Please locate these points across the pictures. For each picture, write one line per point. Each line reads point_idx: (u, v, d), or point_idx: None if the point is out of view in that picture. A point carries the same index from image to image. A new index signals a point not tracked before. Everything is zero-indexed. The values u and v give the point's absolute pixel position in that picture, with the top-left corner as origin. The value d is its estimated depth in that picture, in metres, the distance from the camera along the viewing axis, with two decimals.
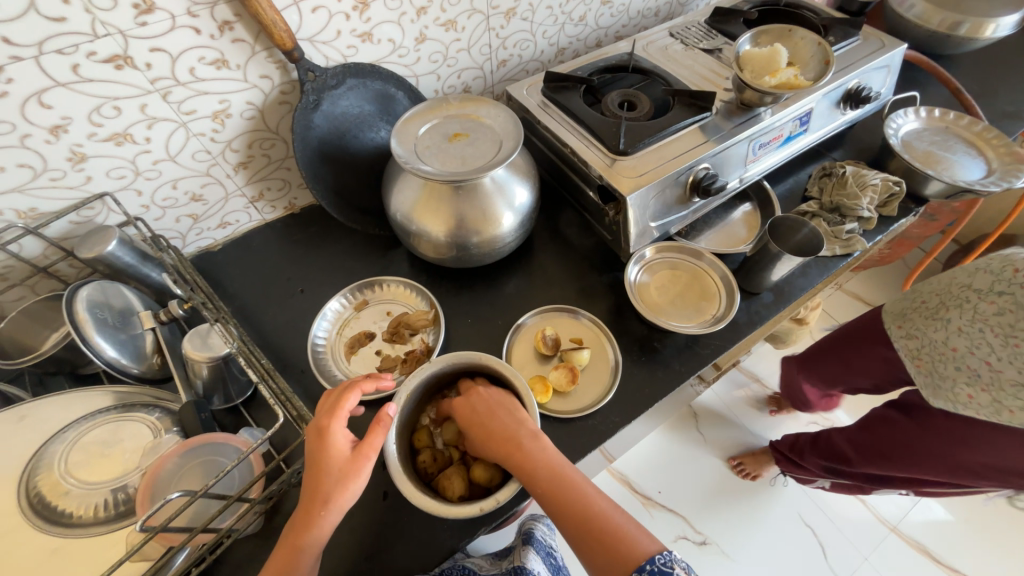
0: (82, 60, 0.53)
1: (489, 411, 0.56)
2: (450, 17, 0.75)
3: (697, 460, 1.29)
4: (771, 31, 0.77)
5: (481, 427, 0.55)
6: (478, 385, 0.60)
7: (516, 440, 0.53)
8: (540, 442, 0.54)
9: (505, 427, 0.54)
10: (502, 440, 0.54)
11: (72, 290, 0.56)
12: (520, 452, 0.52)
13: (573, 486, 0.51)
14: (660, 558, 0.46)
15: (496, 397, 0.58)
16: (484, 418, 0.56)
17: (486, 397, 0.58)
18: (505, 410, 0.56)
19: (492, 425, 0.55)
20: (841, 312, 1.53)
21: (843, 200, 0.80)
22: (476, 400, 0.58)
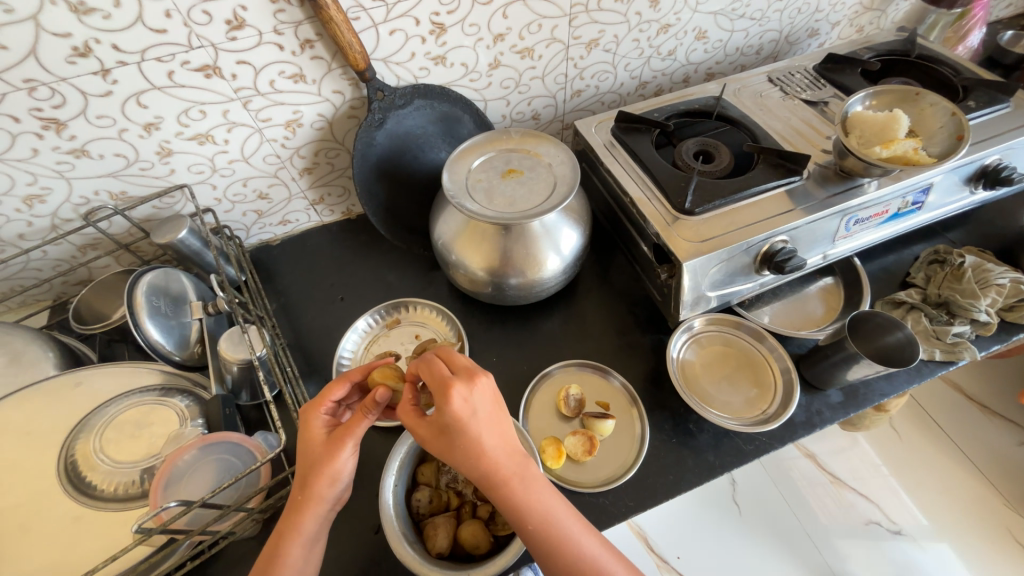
0: (177, 68, 0.57)
1: (468, 435, 0.43)
2: (528, 45, 0.73)
3: (729, 534, 1.15)
4: (894, 91, 0.66)
5: (456, 453, 0.43)
6: (454, 387, 0.42)
7: (500, 477, 0.43)
8: (528, 479, 0.44)
9: (488, 459, 0.43)
10: (484, 473, 0.43)
11: (139, 274, 0.62)
12: (504, 493, 0.43)
13: (565, 544, 0.42)
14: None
15: (479, 411, 0.43)
16: (461, 444, 0.43)
17: (467, 412, 0.43)
18: (489, 429, 0.43)
19: (472, 451, 0.42)
20: (933, 404, 1.31)
21: (954, 296, 0.67)
22: (450, 417, 0.42)
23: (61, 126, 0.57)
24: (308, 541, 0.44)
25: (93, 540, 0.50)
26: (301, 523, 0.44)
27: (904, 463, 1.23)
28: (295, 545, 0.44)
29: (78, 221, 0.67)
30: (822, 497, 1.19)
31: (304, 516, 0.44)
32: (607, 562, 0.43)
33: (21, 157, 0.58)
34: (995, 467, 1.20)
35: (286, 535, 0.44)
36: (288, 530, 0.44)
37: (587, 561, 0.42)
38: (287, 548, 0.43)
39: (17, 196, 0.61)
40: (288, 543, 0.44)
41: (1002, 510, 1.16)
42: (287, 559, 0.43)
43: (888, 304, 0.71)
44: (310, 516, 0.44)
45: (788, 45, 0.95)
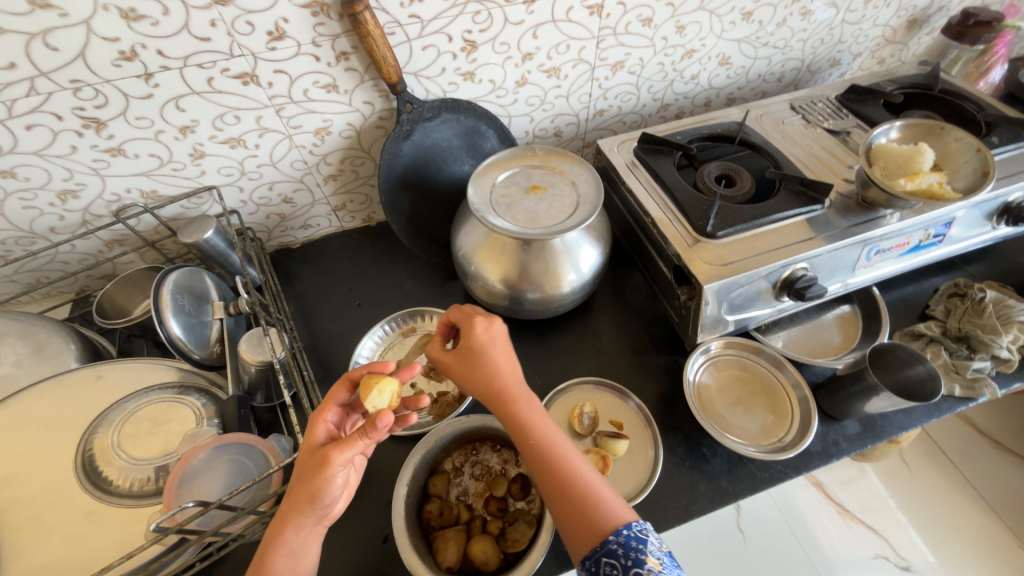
0: (216, 74, 0.59)
1: (486, 356, 0.51)
2: (555, 64, 0.74)
3: (734, 563, 1.12)
4: (919, 124, 0.67)
5: (475, 373, 0.51)
6: (477, 318, 0.53)
7: (508, 394, 0.49)
8: (531, 401, 0.50)
9: (500, 379, 0.50)
10: (495, 390, 0.50)
11: (165, 273, 0.63)
12: (509, 409, 0.49)
13: (557, 458, 0.46)
14: (637, 525, 0.43)
15: (497, 341, 0.52)
16: (479, 365, 0.51)
17: (487, 339, 0.52)
18: (503, 356, 0.52)
19: (488, 370, 0.51)
20: (945, 438, 1.29)
21: (974, 330, 0.67)
22: (473, 342, 0.52)
23: (101, 125, 0.59)
24: (294, 551, 0.43)
25: (106, 535, 0.50)
26: (286, 533, 0.42)
27: (914, 497, 1.21)
28: (281, 554, 0.42)
29: (108, 218, 0.69)
30: (829, 528, 1.16)
31: (288, 526, 0.42)
32: (595, 480, 0.46)
33: (60, 154, 0.60)
34: (1008, 506, 1.18)
35: (272, 545, 0.42)
36: (273, 542, 0.42)
37: (576, 474, 0.46)
38: (274, 558, 0.42)
39: (52, 191, 0.63)
40: (273, 555, 0.42)
41: (1015, 551, 1.13)
42: (274, 568, 0.41)
43: (908, 336, 0.71)
44: (292, 528, 0.42)
45: (810, 74, 0.96)
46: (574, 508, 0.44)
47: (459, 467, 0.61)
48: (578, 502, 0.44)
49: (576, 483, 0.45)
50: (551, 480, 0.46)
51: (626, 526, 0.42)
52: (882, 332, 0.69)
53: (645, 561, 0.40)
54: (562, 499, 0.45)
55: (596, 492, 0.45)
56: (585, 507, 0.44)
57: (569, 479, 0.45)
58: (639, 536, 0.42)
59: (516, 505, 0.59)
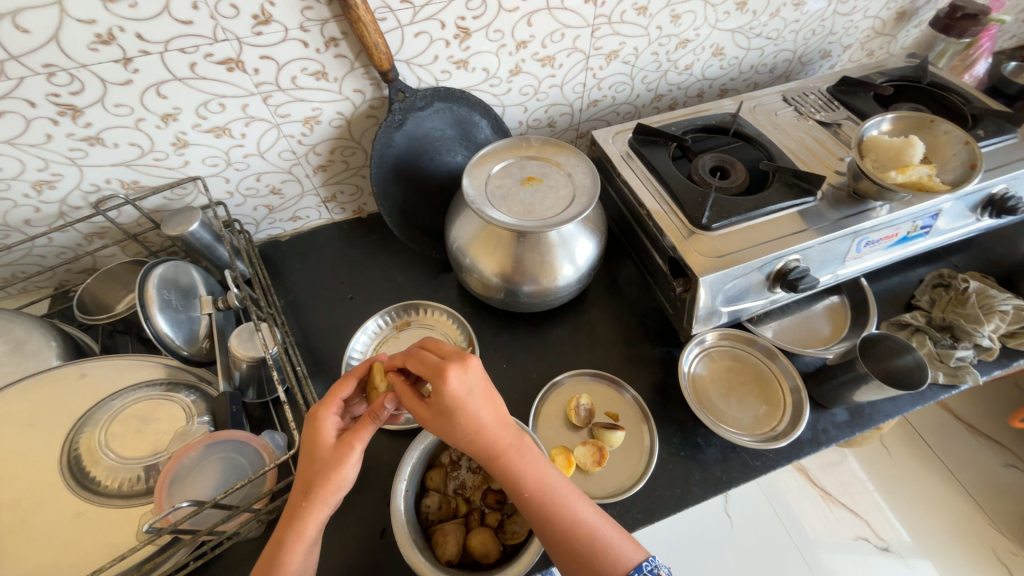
0: (200, 60, 0.57)
1: (465, 414, 0.45)
2: (550, 53, 0.73)
3: (721, 546, 1.15)
4: (910, 117, 0.68)
5: (456, 431, 0.46)
6: (449, 369, 0.44)
7: (497, 449, 0.47)
8: (521, 449, 0.48)
9: (484, 435, 0.46)
10: (482, 448, 0.47)
11: (149, 266, 0.61)
12: (500, 464, 0.47)
13: (558, 508, 0.46)
14: (646, 565, 0.44)
15: (475, 392, 0.46)
16: (460, 423, 0.45)
17: (462, 394, 0.45)
18: (483, 409, 0.46)
19: (470, 426, 0.45)
20: (923, 423, 1.34)
21: (958, 320, 0.68)
22: (446, 399, 0.44)
23: (78, 112, 0.56)
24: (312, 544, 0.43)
25: (96, 537, 0.49)
26: (309, 525, 0.42)
27: (893, 480, 1.25)
28: (301, 548, 0.42)
29: (87, 210, 0.66)
30: (813, 512, 1.20)
31: (310, 520, 0.42)
32: (598, 522, 0.46)
33: (34, 142, 0.57)
34: (980, 488, 1.23)
35: (290, 538, 0.41)
36: (293, 536, 0.42)
37: (580, 523, 0.45)
38: (291, 551, 0.41)
39: (26, 181, 0.60)
40: (290, 549, 0.41)
41: (986, 529, 1.18)
42: (290, 562, 0.41)
43: (894, 325, 0.72)
44: (313, 520, 0.42)
45: (801, 65, 0.96)
46: (584, 563, 0.43)
47: (457, 460, 0.61)
48: (586, 552, 0.44)
49: (581, 534, 0.45)
50: (555, 535, 0.45)
51: (637, 566, 0.44)
52: (870, 322, 0.71)
53: None
54: (568, 552, 0.44)
55: (602, 537, 0.45)
56: (595, 559, 0.43)
57: (573, 531, 0.45)
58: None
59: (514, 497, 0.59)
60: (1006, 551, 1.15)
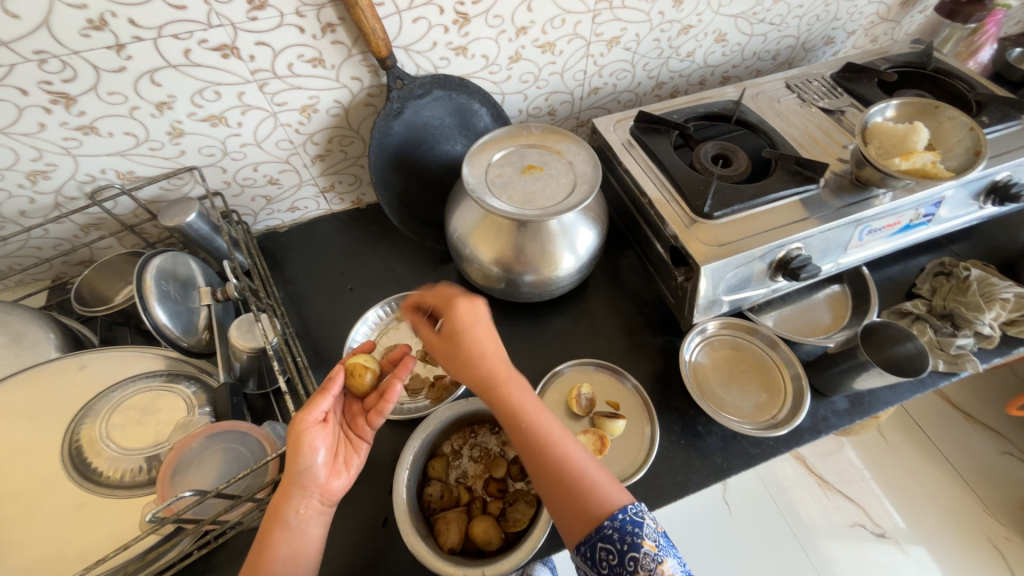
0: (194, 46, 0.55)
1: (469, 340, 0.49)
2: (550, 40, 0.72)
3: (720, 533, 1.16)
4: (915, 103, 0.67)
5: (456, 356, 0.49)
6: (457, 299, 0.51)
7: (495, 377, 0.49)
8: (519, 382, 0.49)
9: (485, 361, 0.49)
10: (480, 375, 0.49)
11: (147, 258, 0.60)
12: (499, 392, 0.48)
13: (550, 442, 0.47)
14: (632, 508, 0.44)
15: (481, 324, 0.50)
16: (463, 347, 0.49)
17: (469, 321, 0.49)
18: (490, 336, 0.50)
19: (473, 352, 0.49)
20: (921, 412, 1.34)
21: (959, 307, 0.68)
22: (455, 323, 0.50)
23: (71, 101, 0.55)
24: (289, 525, 0.45)
25: (99, 526, 0.49)
26: (280, 505, 0.45)
27: (890, 468, 1.26)
28: (278, 527, 0.44)
29: (82, 200, 0.66)
30: (810, 499, 1.21)
31: (283, 497, 0.45)
32: (587, 466, 0.46)
33: (27, 132, 0.56)
34: (976, 474, 1.24)
35: (270, 520, 0.44)
36: (271, 516, 0.45)
37: (569, 460, 0.46)
38: (270, 531, 0.44)
39: (20, 171, 0.59)
40: (273, 528, 0.44)
41: (981, 516, 1.19)
42: (272, 542, 0.44)
43: (894, 314, 0.72)
44: (287, 500, 0.45)
45: (804, 52, 0.95)
46: (571, 496, 0.45)
47: (459, 450, 0.62)
48: (573, 488, 0.45)
49: (570, 471, 0.46)
50: (545, 467, 0.46)
51: (622, 509, 0.44)
52: (871, 310, 0.70)
53: (642, 546, 0.41)
54: (556, 485, 0.45)
55: (590, 477, 0.46)
56: (582, 493, 0.45)
57: (561, 467, 0.46)
58: (634, 520, 0.43)
59: (516, 486, 0.60)
60: (1001, 536, 1.16)
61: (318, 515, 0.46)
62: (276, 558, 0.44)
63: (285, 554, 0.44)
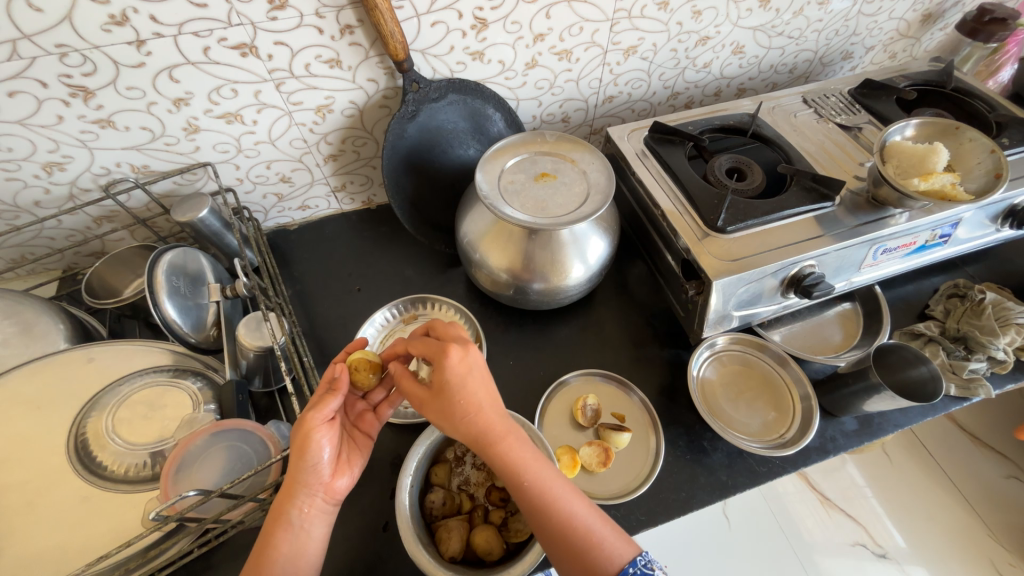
0: (213, 44, 0.56)
1: (463, 393, 0.46)
2: (567, 47, 0.71)
3: (719, 546, 1.15)
4: (934, 123, 0.66)
5: (451, 411, 0.47)
6: (449, 348, 0.47)
7: (493, 434, 0.46)
8: (519, 436, 0.47)
9: (481, 417, 0.46)
10: (475, 432, 0.46)
11: (158, 252, 0.60)
12: (498, 450, 0.46)
13: (553, 501, 0.45)
14: (641, 559, 0.43)
15: (474, 372, 0.47)
16: (456, 402, 0.46)
17: (464, 372, 0.47)
18: (482, 388, 0.47)
19: (467, 407, 0.46)
20: (927, 432, 1.33)
21: (972, 331, 0.67)
22: (446, 376, 0.46)
23: (90, 94, 0.55)
24: (292, 524, 0.44)
25: (101, 521, 0.49)
26: (284, 504, 0.44)
27: (894, 488, 1.24)
28: (280, 527, 0.43)
29: (96, 193, 0.66)
30: (811, 516, 1.20)
31: (287, 494, 0.44)
32: (593, 520, 0.45)
33: (45, 124, 0.56)
34: (981, 498, 1.22)
35: (273, 519, 0.44)
36: (274, 515, 0.44)
37: (574, 516, 0.44)
38: (273, 531, 0.43)
39: (36, 162, 0.60)
40: (275, 528, 0.44)
41: (985, 540, 1.17)
42: (274, 541, 0.43)
43: (906, 335, 0.71)
44: (291, 497, 0.44)
45: (822, 66, 0.94)
46: (578, 555, 0.43)
47: (461, 457, 0.61)
48: (578, 545, 0.43)
49: (574, 528, 0.44)
50: (549, 528, 0.44)
51: (631, 562, 0.43)
52: (882, 330, 0.70)
53: None
54: (563, 545, 0.44)
55: (596, 531, 0.44)
56: (588, 552, 0.43)
57: (567, 525, 0.44)
58: (645, 572, 0.42)
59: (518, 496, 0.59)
60: (1005, 562, 1.14)
61: (321, 515, 0.45)
62: (278, 558, 0.43)
63: (286, 554, 0.43)
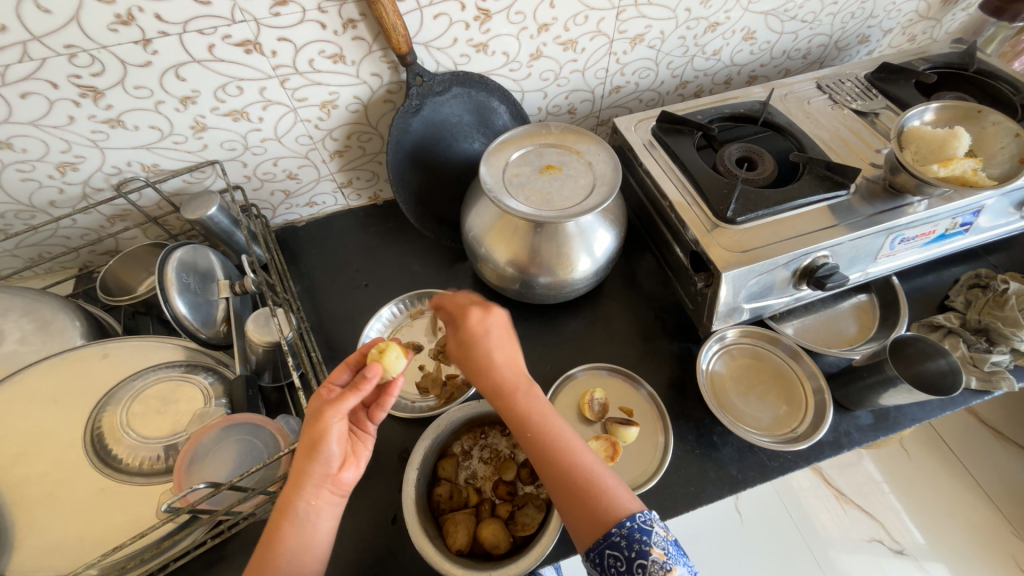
0: (218, 42, 0.56)
1: (481, 353, 0.49)
2: (573, 37, 0.70)
3: (730, 541, 1.14)
4: (956, 107, 0.64)
5: (472, 364, 0.49)
6: (471, 310, 0.50)
7: (505, 388, 0.47)
8: (530, 391, 0.47)
9: (495, 372, 0.48)
10: (489, 385, 0.48)
11: (169, 250, 0.61)
12: (506, 401, 0.47)
13: (559, 449, 0.45)
14: (641, 516, 0.42)
15: (494, 333, 0.49)
16: (476, 359, 0.48)
17: (483, 333, 0.49)
18: (501, 351, 0.49)
19: (483, 365, 0.48)
20: (947, 427, 1.29)
21: (995, 323, 0.65)
22: (467, 333, 0.50)
23: (99, 94, 0.56)
24: (298, 517, 0.44)
25: (117, 512, 0.51)
26: (290, 498, 0.44)
27: (912, 483, 1.22)
28: (287, 523, 0.43)
29: (109, 191, 0.67)
30: (825, 510, 1.18)
31: (295, 488, 0.44)
32: (598, 470, 0.44)
33: (58, 124, 0.57)
34: (1002, 492, 1.19)
35: (279, 513, 0.44)
36: (282, 506, 0.44)
37: (578, 464, 0.44)
38: (279, 526, 0.43)
39: (50, 162, 0.61)
40: (281, 519, 0.44)
41: (1007, 536, 1.14)
42: (281, 535, 0.43)
43: (925, 327, 0.69)
44: (298, 489, 0.44)
45: (836, 51, 0.91)
46: (578, 503, 0.43)
47: (468, 451, 0.62)
48: (581, 494, 0.43)
49: (578, 477, 0.44)
50: (553, 474, 0.44)
51: (630, 517, 0.41)
52: (900, 322, 0.68)
53: (650, 553, 0.40)
54: (564, 490, 0.44)
55: (601, 483, 0.43)
56: (589, 501, 0.42)
57: (569, 470, 0.44)
58: (643, 528, 0.41)
59: (525, 489, 0.59)
60: None
61: (329, 507, 0.46)
62: (285, 550, 0.43)
63: (292, 547, 0.43)
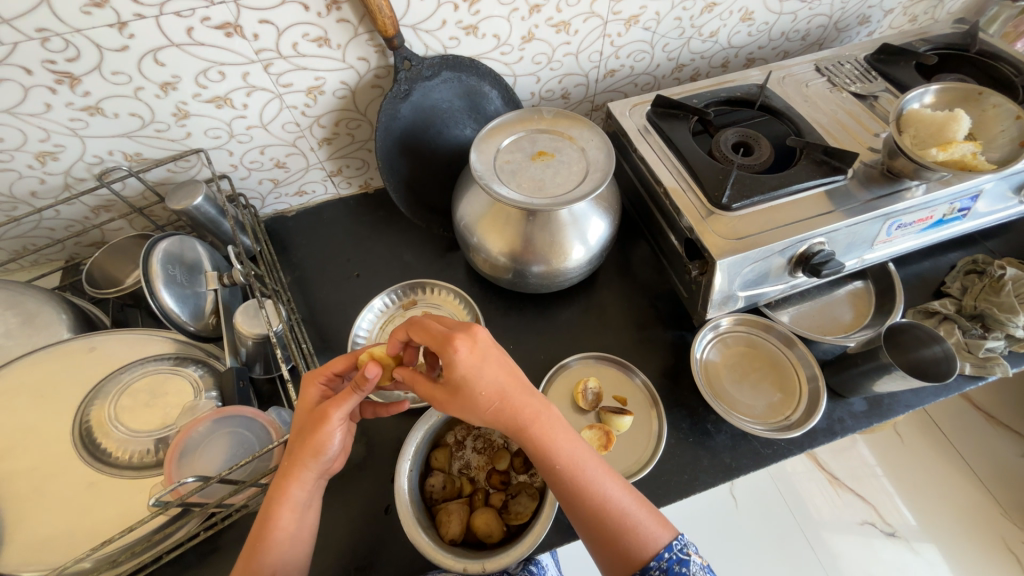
0: (196, 24, 0.54)
1: (480, 387, 0.44)
2: (565, 18, 0.68)
3: (726, 525, 1.15)
4: (956, 88, 0.63)
5: (473, 403, 0.44)
6: (456, 340, 0.43)
7: (525, 419, 0.45)
8: (552, 418, 0.46)
9: (507, 401, 0.45)
10: (504, 418, 0.45)
11: (154, 241, 0.60)
12: (528, 434, 0.45)
13: (588, 484, 0.45)
14: (677, 545, 0.43)
15: (487, 359, 0.45)
16: (475, 397, 0.44)
17: (473, 362, 0.44)
18: (496, 379, 0.44)
19: (488, 397, 0.44)
20: (940, 411, 1.30)
21: (990, 309, 0.64)
22: (458, 370, 0.43)
23: (76, 81, 0.54)
24: (297, 504, 0.45)
25: (108, 507, 0.50)
26: (290, 488, 0.44)
27: (905, 467, 1.23)
28: (286, 509, 0.44)
29: (91, 182, 0.65)
30: (819, 494, 1.19)
31: (292, 481, 0.44)
32: (628, 503, 0.45)
33: (34, 112, 0.56)
34: (997, 477, 1.20)
35: (275, 500, 0.44)
36: (276, 495, 0.44)
37: (608, 497, 0.44)
38: (277, 514, 0.44)
39: (29, 152, 0.59)
40: (278, 508, 0.44)
41: (997, 518, 1.16)
42: (276, 523, 0.43)
43: (920, 314, 0.69)
44: (298, 480, 0.45)
45: (836, 32, 0.89)
46: (612, 538, 0.43)
47: (461, 441, 0.62)
48: (614, 530, 0.43)
49: (610, 512, 0.44)
50: (584, 511, 0.44)
51: (667, 547, 0.43)
52: (896, 309, 0.67)
53: None
54: (596, 526, 0.44)
55: (634, 515, 0.44)
56: (622, 537, 0.43)
57: (602, 507, 0.44)
58: (682, 558, 0.43)
59: (519, 478, 0.59)
60: (1016, 539, 1.13)
61: (316, 494, 0.47)
62: (284, 538, 0.44)
63: (289, 534, 0.44)
